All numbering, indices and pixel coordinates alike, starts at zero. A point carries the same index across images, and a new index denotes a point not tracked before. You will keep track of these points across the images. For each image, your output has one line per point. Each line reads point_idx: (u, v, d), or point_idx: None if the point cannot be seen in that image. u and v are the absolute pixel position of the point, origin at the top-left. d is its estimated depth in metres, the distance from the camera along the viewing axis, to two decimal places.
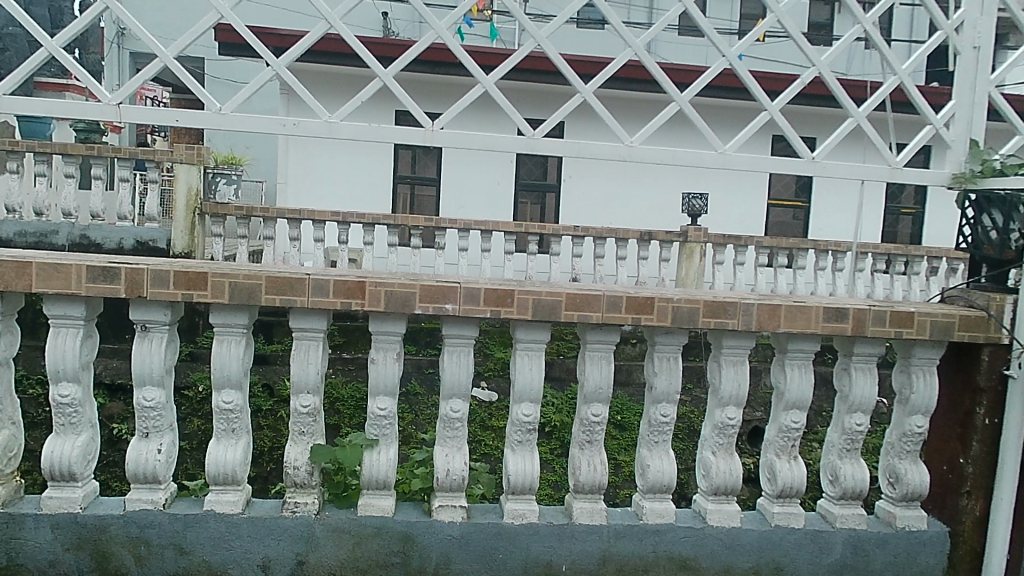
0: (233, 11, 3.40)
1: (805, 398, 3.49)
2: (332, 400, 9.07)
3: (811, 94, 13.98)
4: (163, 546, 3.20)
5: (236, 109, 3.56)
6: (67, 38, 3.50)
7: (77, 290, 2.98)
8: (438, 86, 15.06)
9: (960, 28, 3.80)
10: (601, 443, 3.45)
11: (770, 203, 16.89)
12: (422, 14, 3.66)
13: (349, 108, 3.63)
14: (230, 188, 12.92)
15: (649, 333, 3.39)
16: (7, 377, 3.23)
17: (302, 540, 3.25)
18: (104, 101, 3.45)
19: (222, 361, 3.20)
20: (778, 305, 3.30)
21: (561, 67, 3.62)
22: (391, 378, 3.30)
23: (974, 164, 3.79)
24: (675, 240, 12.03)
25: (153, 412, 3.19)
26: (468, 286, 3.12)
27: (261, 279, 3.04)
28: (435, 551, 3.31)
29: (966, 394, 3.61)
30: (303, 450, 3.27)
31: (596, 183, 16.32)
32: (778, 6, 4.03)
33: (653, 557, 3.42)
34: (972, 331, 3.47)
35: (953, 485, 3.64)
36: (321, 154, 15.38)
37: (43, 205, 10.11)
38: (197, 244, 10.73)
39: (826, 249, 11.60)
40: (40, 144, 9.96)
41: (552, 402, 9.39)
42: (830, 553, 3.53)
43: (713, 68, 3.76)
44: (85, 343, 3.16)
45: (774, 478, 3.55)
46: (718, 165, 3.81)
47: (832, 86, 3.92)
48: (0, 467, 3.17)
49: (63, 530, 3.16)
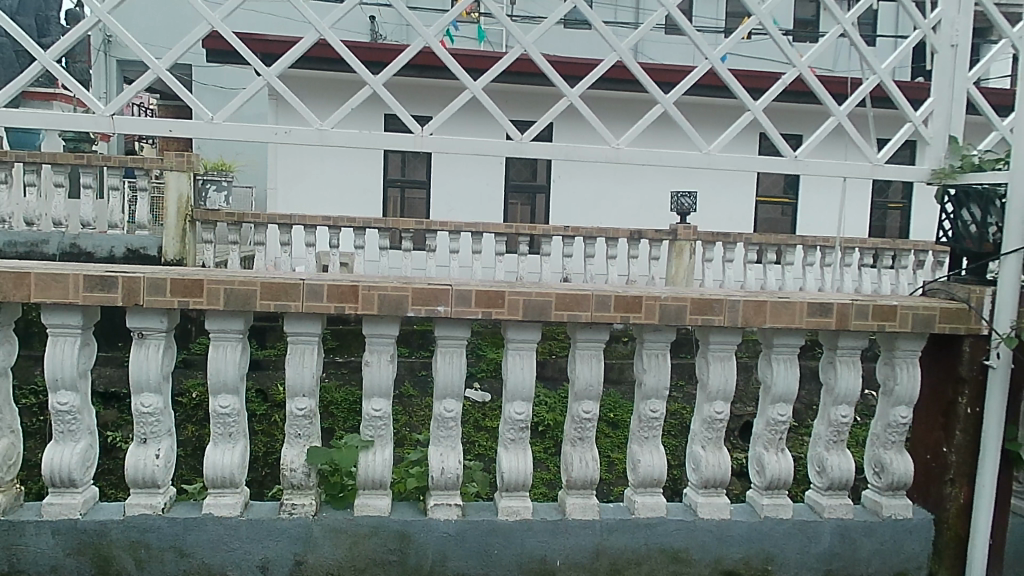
0: (223, 21, 3.44)
1: (790, 390, 3.57)
2: (326, 403, 9.13)
3: (797, 91, 14.12)
4: (162, 549, 3.24)
5: (228, 118, 3.61)
6: (60, 52, 3.54)
7: (74, 299, 3.03)
8: (426, 89, 15.15)
9: (938, 27, 3.87)
10: (592, 440, 3.51)
11: (758, 200, 17.03)
12: (410, 20, 3.69)
13: (339, 115, 3.66)
14: (219, 194, 12.94)
15: (638, 330, 3.45)
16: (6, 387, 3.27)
17: (300, 541, 3.30)
18: (98, 113, 3.51)
19: (219, 365, 3.24)
20: (764, 300, 3.37)
21: (547, 70, 3.66)
22: (384, 380, 3.35)
23: (954, 159, 3.88)
24: (665, 239, 12.12)
25: (151, 418, 3.25)
26: (459, 289, 3.18)
27: (256, 285, 3.09)
28: (432, 549, 3.37)
29: (948, 384, 3.68)
30: (300, 452, 3.33)
31: (585, 183, 16.43)
32: (760, 7, 4.09)
33: (645, 550, 3.49)
34: (952, 322, 3.55)
35: (937, 473, 3.71)
36: (310, 158, 15.41)
37: (34, 214, 10.13)
38: (189, 251, 10.74)
39: (814, 245, 11.73)
40: (29, 154, 9.94)
41: (544, 401, 9.46)
42: (819, 543, 3.61)
43: (697, 68, 3.81)
44: (83, 351, 3.20)
45: (763, 470, 3.62)
46: (702, 165, 3.87)
47: (813, 85, 3.98)
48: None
49: (64, 536, 3.20)
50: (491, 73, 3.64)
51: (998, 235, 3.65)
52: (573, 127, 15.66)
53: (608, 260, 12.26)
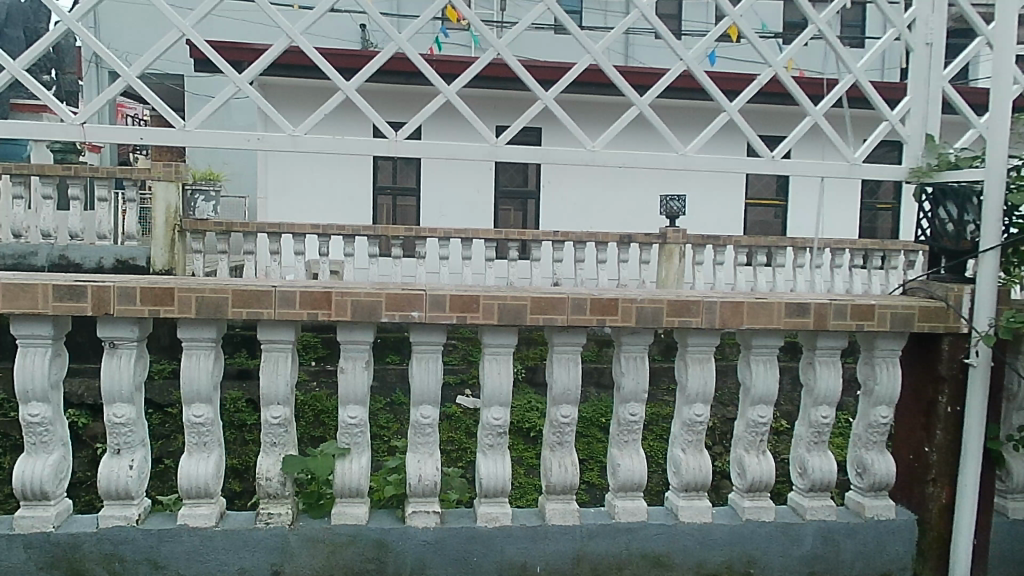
0: (194, 29, 3.40)
1: (770, 392, 3.55)
2: (316, 412, 9.10)
3: (777, 93, 14.20)
4: (136, 561, 3.21)
5: (200, 125, 3.57)
6: (29, 61, 3.51)
7: (44, 308, 3.00)
8: (412, 95, 15.19)
9: (912, 26, 3.86)
10: (571, 444, 3.48)
11: (748, 203, 17.08)
12: (384, 27, 3.67)
13: (313, 120, 3.63)
14: (208, 204, 13.01)
15: (615, 333, 3.43)
16: None
17: (276, 551, 3.28)
18: (67, 122, 3.47)
19: (191, 374, 3.21)
20: (740, 301, 3.35)
21: (521, 74, 3.63)
22: (360, 387, 3.33)
23: (930, 158, 3.87)
24: (655, 242, 12.12)
25: (123, 429, 3.21)
26: (433, 293, 3.15)
27: (228, 293, 3.07)
28: (412, 557, 3.35)
29: (929, 384, 3.67)
30: (275, 461, 3.29)
31: (575, 188, 16.47)
32: (735, 9, 4.07)
33: (626, 555, 3.47)
34: (931, 321, 3.54)
35: (919, 473, 3.70)
36: (300, 167, 15.41)
37: (22, 227, 10.12)
38: (179, 260, 10.67)
39: (803, 246, 11.76)
40: (17, 166, 9.90)
41: (523, 406, 9.44)
42: (801, 545, 3.59)
43: (672, 71, 3.79)
44: (54, 362, 3.18)
45: (744, 472, 3.61)
46: (679, 167, 3.84)
47: (788, 85, 3.95)
48: None
49: (36, 550, 3.17)
50: (464, 77, 3.60)
51: (975, 233, 3.64)
52: (558, 133, 15.78)
53: (598, 264, 12.29)
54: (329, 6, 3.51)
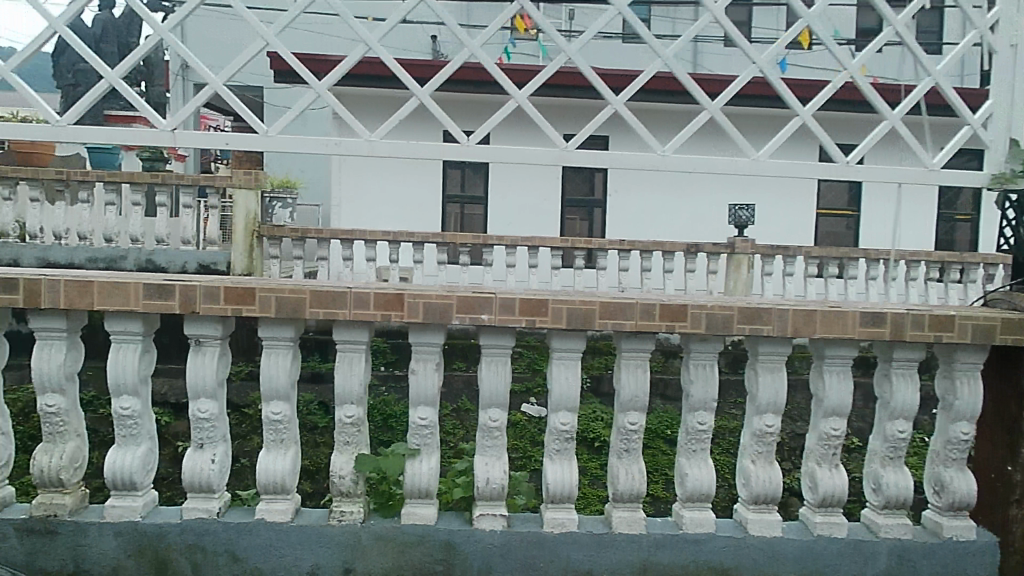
0: (277, 38, 3.54)
1: (845, 405, 3.47)
2: (385, 416, 9.30)
3: (850, 100, 13.89)
4: (217, 553, 3.34)
5: (283, 131, 3.72)
6: (125, 70, 3.71)
7: (136, 305, 3.17)
8: (480, 104, 15.35)
9: (997, 26, 3.74)
10: (639, 452, 3.49)
11: (819, 212, 16.65)
12: (456, 35, 3.74)
13: (392, 126, 3.73)
14: (284, 211, 13.42)
15: (684, 340, 3.42)
16: (74, 392, 3.40)
17: (346, 550, 3.36)
18: (159, 127, 3.66)
19: (270, 372, 3.34)
20: (815, 310, 3.30)
21: (592, 80, 3.66)
22: (431, 388, 3.40)
23: (1016, 164, 3.71)
24: (722, 252, 11.97)
25: (207, 423, 3.36)
26: (502, 297, 3.21)
27: (306, 293, 3.18)
28: (474, 561, 3.39)
29: (1014, 399, 3.52)
30: (349, 459, 3.39)
31: (642, 196, 16.39)
32: (810, 12, 3.99)
33: (692, 568, 3.43)
34: (1014, 334, 3.39)
35: (1006, 494, 3.54)
36: (370, 175, 15.73)
37: (113, 231, 10.64)
38: (256, 266, 11.08)
39: (878, 257, 11.44)
40: (109, 174, 10.48)
41: (585, 414, 9.44)
42: (876, 565, 3.49)
43: (744, 75, 3.76)
44: (143, 358, 3.34)
45: (816, 487, 3.53)
46: (751, 171, 3.80)
47: (867, 91, 3.87)
48: (68, 476, 3.36)
49: (126, 538, 3.33)
50: (536, 83, 3.65)
51: None
52: (626, 141, 15.69)
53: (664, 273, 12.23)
54: (404, 16, 3.61)
